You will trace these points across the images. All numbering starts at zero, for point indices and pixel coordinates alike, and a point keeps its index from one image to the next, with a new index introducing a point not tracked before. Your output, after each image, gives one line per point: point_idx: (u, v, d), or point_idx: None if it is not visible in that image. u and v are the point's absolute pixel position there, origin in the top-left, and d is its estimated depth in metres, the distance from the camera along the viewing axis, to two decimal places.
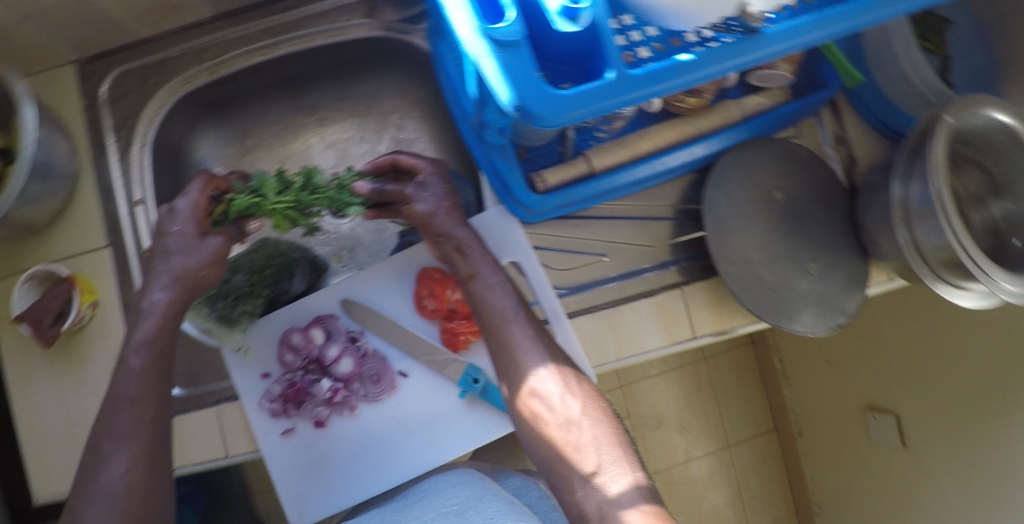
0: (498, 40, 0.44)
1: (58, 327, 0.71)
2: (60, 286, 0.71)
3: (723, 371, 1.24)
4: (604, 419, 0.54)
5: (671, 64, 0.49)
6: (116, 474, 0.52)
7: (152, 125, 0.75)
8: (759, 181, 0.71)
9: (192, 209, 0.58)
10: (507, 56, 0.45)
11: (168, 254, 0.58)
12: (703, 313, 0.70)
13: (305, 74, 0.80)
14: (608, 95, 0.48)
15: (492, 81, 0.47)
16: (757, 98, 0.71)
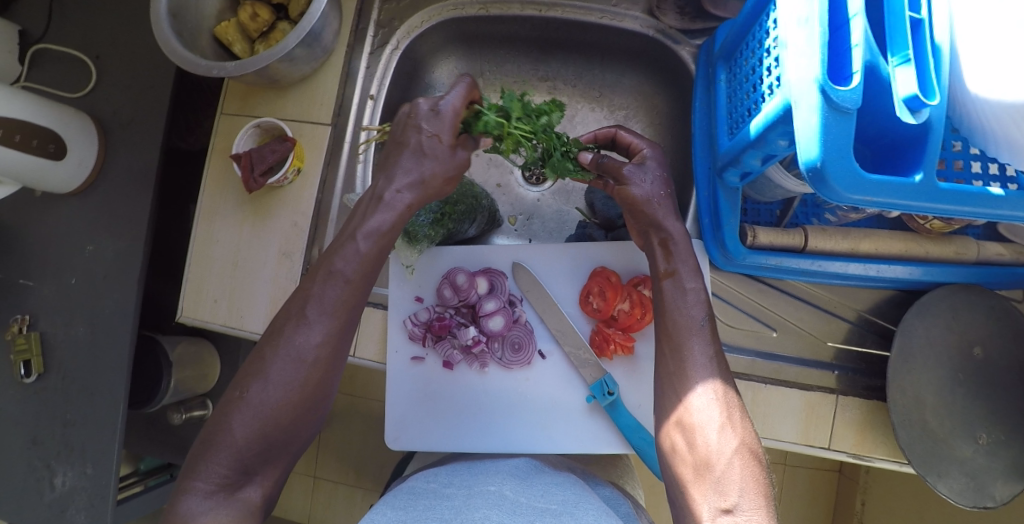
0: (833, 102, 0.46)
1: (263, 180, 0.76)
2: (283, 145, 0.76)
3: (796, 484, 1.19)
4: (754, 463, 0.52)
5: (979, 192, 0.48)
6: (310, 344, 0.56)
7: (410, 35, 0.81)
8: (963, 329, 0.67)
9: (447, 114, 0.58)
10: (833, 119, 0.47)
11: (416, 152, 0.59)
12: (847, 430, 0.68)
13: (560, 39, 0.81)
14: (903, 194, 0.48)
15: (802, 133, 0.48)
16: (1000, 247, 0.67)
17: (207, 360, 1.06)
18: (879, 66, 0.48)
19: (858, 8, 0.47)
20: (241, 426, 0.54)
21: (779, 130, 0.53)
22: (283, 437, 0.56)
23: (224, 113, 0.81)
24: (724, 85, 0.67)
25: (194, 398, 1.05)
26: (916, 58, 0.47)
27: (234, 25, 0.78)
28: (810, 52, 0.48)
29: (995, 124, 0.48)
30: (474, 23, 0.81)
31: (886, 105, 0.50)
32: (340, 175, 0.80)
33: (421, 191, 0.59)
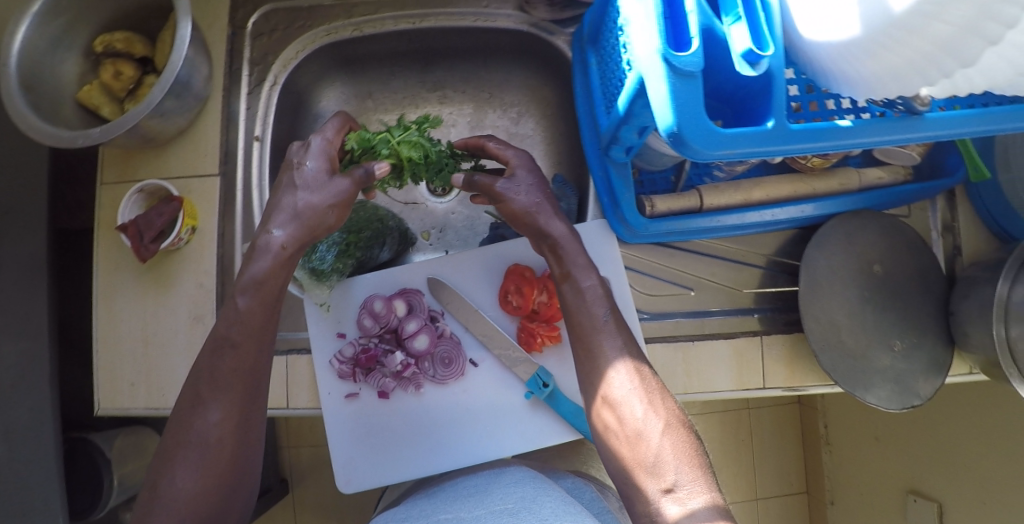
0: (677, 68, 0.46)
1: (157, 246, 0.73)
2: (169, 206, 0.73)
3: (764, 424, 1.24)
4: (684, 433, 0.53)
5: (832, 126, 0.50)
6: (209, 423, 0.54)
7: (287, 68, 0.79)
8: (861, 251, 0.71)
9: (324, 144, 0.59)
10: (680, 84, 0.46)
11: (295, 189, 0.57)
12: (777, 366, 0.71)
13: (437, 48, 0.82)
14: (763, 142, 0.49)
15: (656, 103, 0.48)
16: (877, 171, 0.71)
17: (151, 446, 1.02)
18: (715, 27, 0.50)
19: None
20: (167, 513, 0.51)
21: (642, 102, 0.54)
22: (214, 511, 0.53)
23: (103, 183, 0.78)
24: (595, 67, 0.69)
25: (145, 487, 1.01)
26: (747, 14, 0.49)
27: (97, 89, 0.75)
28: (648, 23, 0.48)
29: (835, 61, 0.50)
30: (349, 45, 0.81)
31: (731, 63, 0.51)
32: (240, 224, 0.77)
33: (298, 231, 0.57)
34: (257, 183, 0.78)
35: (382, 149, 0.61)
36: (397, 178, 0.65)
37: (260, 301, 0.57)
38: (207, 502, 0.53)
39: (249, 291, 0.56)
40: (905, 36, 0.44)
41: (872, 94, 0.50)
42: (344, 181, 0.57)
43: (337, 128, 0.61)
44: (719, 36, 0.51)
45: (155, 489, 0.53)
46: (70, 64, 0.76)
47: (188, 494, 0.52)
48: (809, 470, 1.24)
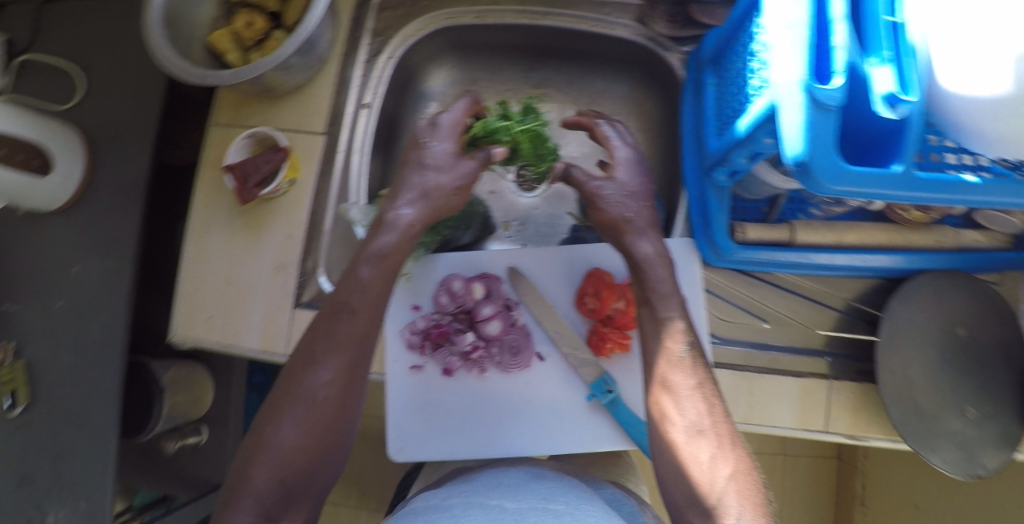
0: (818, 100, 0.48)
1: (257, 192, 0.76)
2: (275, 157, 0.76)
3: (796, 471, 1.21)
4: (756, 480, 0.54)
5: (958, 181, 0.50)
6: (319, 383, 0.54)
7: (404, 44, 0.81)
8: (948, 312, 0.70)
9: (451, 126, 0.60)
10: (817, 116, 0.49)
11: (424, 170, 0.59)
12: (842, 413, 0.70)
13: (549, 47, 0.83)
14: (887, 185, 0.50)
15: (788, 131, 0.50)
16: (975, 234, 0.70)
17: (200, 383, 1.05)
18: (858, 66, 0.51)
19: (841, 13, 0.49)
20: (268, 465, 0.53)
21: (765, 128, 0.55)
22: (309, 472, 0.55)
23: (216, 124, 0.81)
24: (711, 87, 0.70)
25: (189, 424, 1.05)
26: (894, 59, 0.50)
27: (228, 34, 0.77)
28: (795, 54, 0.50)
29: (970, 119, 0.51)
30: (467, 31, 0.82)
31: (862, 106, 0.52)
32: (336, 182, 0.80)
33: (423, 212, 0.58)
34: (357, 148, 0.81)
35: (505, 137, 0.64)
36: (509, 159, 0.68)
37: (381, 275, 0.57)
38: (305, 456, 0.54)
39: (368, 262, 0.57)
40: None
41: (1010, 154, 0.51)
42: (471, 166, 0.59)
43: (462, 114, 0.60)
44: (859, 77, 0.52)
45: (263, 436, 0.54)
46: (206, 9, 0.79)
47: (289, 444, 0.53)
48: None
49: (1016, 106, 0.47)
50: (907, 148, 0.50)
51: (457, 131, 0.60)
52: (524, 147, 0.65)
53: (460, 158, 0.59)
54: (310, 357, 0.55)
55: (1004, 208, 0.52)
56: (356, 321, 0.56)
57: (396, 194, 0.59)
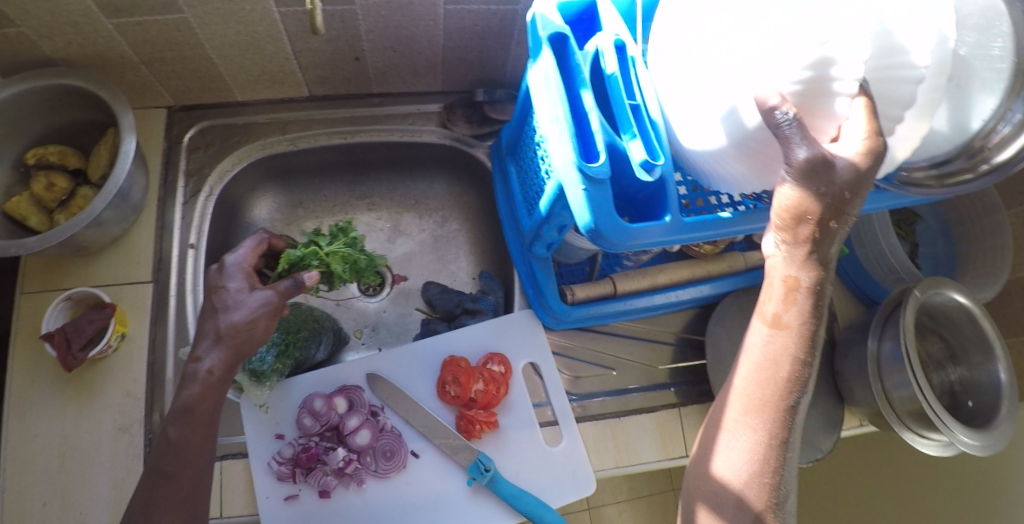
0: (590, 177, 0.54)
1: (84, 355, 0.71)
2: (103, 313, 0.73)
3: None
4: (788, 383, 0.52)
5: (716, 218, 0.59)
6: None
7: (222, 180, 0.84)
8: (752, 324, 0.81)
9: (242, 263, 0.62)
10: (593, 188, 0.55)
11: (217, 314, 0.59)
12: (697, 435, 0.77)
13: (366, 161, 0.90)
14: (663, 234, 0.58)
15: (575, 205, 0.56)
16: (759, 252, 0.83)
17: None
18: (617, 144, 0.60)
19: (591, 105, 0.58)
20: None
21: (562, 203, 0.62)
22: None
23: (24, 291, 0.76)
24: (515, 174, 0.78)
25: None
26: (640, 133, 0.59)
27: (27, 199, 0.75)
28: (563, 142, 0.57)
29: (710, 168, 0.58)
30: (284, 158, 0.87)
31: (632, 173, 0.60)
32: (171, 326, 0.78)
33: (227, 355, 0.58)
34: (190, 289, 0.80)
35: (312, 261, 0.66)
36: (327, 283, 0.71)
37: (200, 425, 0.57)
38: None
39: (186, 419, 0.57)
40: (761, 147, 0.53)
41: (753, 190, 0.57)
42: (267, 293, 0.59)
43: (252, 253, 0.64)
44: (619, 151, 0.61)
45: None
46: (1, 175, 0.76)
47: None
48: None
49: (740, 151, 0.54)
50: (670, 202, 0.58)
51: (248, 266, 0.62)
52: (336, 266, 0.67)
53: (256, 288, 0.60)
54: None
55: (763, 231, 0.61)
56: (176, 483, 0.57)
57: (195, 346, 0.58)
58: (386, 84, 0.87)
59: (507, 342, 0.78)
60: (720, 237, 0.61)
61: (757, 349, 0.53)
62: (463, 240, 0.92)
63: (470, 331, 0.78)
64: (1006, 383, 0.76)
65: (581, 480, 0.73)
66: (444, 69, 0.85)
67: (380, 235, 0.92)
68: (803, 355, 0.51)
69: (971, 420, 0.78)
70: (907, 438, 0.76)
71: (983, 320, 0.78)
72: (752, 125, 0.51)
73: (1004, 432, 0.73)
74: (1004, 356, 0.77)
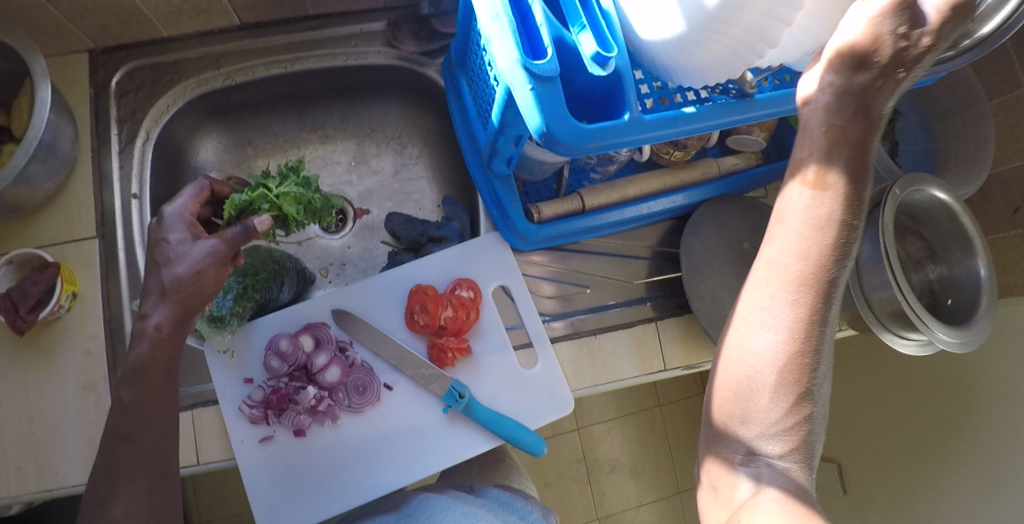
0: (536, 73, 0.49)
1: (34, 317, 0.68)
2: (48, 272, 0.69)
3: (674, 417, 1.35)
4: (828, 251, 0.44)
5: (679, 114, 0.55)
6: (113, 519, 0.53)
7: (159, 123, 0.78)
8: (725, 234, 0.79)
9: (182, 213, 0.58)
10: (542, 87, 0.50)
11: (160, 268, 0.56)
12: (674, 347, 0.77)
13: (311, 90, 0.84)
14: (623, 134, 0.54)
15: (525, 108, 0.51)
16: (732, 158, 0.80)
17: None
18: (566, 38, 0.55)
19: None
20: None
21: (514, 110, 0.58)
22: None
23: None
24: (467, 89, 0.73)
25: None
26: (591, 23, 0.54)
27: None
28: (504, 40, 0.52)
29: (673, 58, 0.53)
30: (222, 94, 0.81)
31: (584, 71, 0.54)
32: (125, 279, 0.74)
33: (177, 310, 0.56)
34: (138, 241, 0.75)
35: (261, 205, 0.62)
36: (283, 227, 0.67)
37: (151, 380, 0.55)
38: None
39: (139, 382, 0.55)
40: (722, 27, 0.48)
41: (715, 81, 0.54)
42: (213, 243, 0.56)
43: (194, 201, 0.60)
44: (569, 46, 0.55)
45: None
46: None
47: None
48: None
49: (701, 34, 0.49)
50: (628, 97, 0.54)
51: (191, 217, 0.58)
52: (288, 207, 0.63)
53: (202, 239, 0.56)
54: (98, 500, 0.54)
55: (729, 126, 0.57)
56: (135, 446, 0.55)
57: (144, 302, 0.56)
58: (322, 4, 0.79)
59: (476, 267, 0.75)
60: (686, 135, 0.57)
61: (793, 220, 0.46)
62: (425, 167, 0.88)
63: (436, 258, 0.75)
64: (986, 278, 0.71)
65: (558, 401, 0.72)
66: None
67: (338, 168, 0.87)
68: (847, 219, 0.44)
69: (951, 319, 0.74)
70: (885, 340, 0.73)
71: (964, 216, 0.72)
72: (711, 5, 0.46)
73: (982, 329, 0.69)
74: (984, 250, 0.72)
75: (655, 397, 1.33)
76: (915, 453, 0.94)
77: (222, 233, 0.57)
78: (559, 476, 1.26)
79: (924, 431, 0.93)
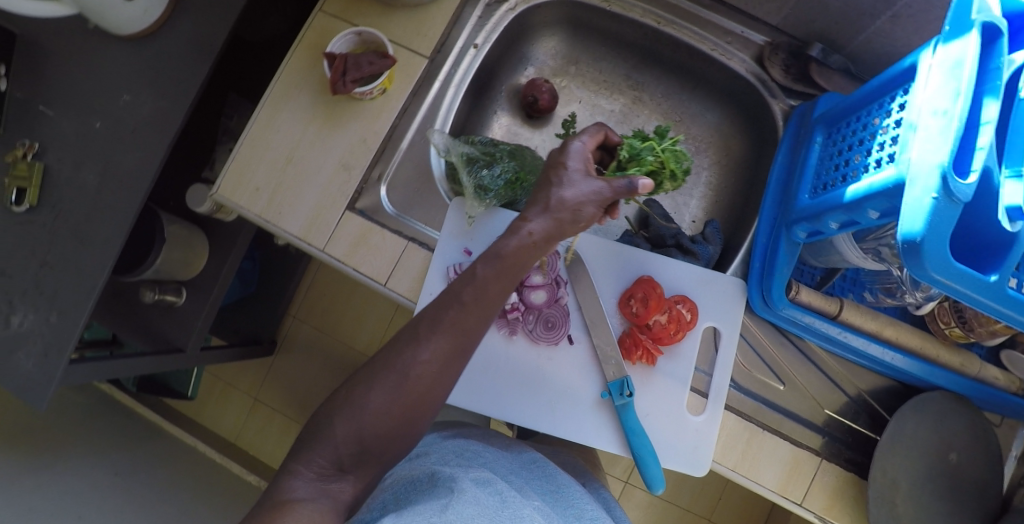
0: (956, 192, 0.44)
1: (350, 87, 0.73)
2: (381, 63, 0.73)
3: None
4: None
5: None
6: (418, 359, 0.51)
7: (529, 1, 0.80)
8: (941, 436, 0.72)
9: (583, 150, 0.59)
10: (947, 205, 0.45)
11: (556, 188, 0.56)
12: (820, 493, 0.72)
13: (659, 54, 0.83)
14: (975, 291, 0.48)
15: (909, 211, 0.47)
16: (996, 371, 0.73)
17: (195, 243, 1.09)
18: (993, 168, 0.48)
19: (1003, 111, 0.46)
20: (348, 423, 0.51)
21: (876, 201, 0.54)
22: (384, 441, 0.52)
23: (323, 11, 0.79)
24: (818, 147, 0.68)
25: (171, 282, 1.09)
26: None
27: None
28: (943, 135, 0.46)
29: None
30: (589, 12, 0.80)
31: (988, 211, 0.48)
32: (423, 106, 0.78)
33: (550, 225, 0.54)
34: (455, 84, 0.78)
35: (647, 157, 0.66)
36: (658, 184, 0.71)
37: None
38: (388, 423, 0.51)
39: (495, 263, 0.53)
40: None
41: None
42: (600, 185, 0.55)
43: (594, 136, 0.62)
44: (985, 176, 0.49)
45: (352, 392, 0.52)
46: None
47: (376, 412, 0.51)
48: None
49: None
50: (1010, 262, 0.47)
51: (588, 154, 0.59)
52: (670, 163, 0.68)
53: (592, 177, 0.56)
54: (415, 332, 0.53)
55: None
56: (466, 313, 0.52)
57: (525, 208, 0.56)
58: None
59: (703, 298, 0.74)
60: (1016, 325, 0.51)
61: None
62: (705, 182, 0.85)
63: (677, 265, 0.75)
64: None
65: (694, 459, 0.71)
66: (795, 6, 0.72)
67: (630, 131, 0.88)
68: None
69: None
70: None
71: None
72: None
73: None
74: None
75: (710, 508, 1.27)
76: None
77: (611, 179, 0.55)
78: None
79: None
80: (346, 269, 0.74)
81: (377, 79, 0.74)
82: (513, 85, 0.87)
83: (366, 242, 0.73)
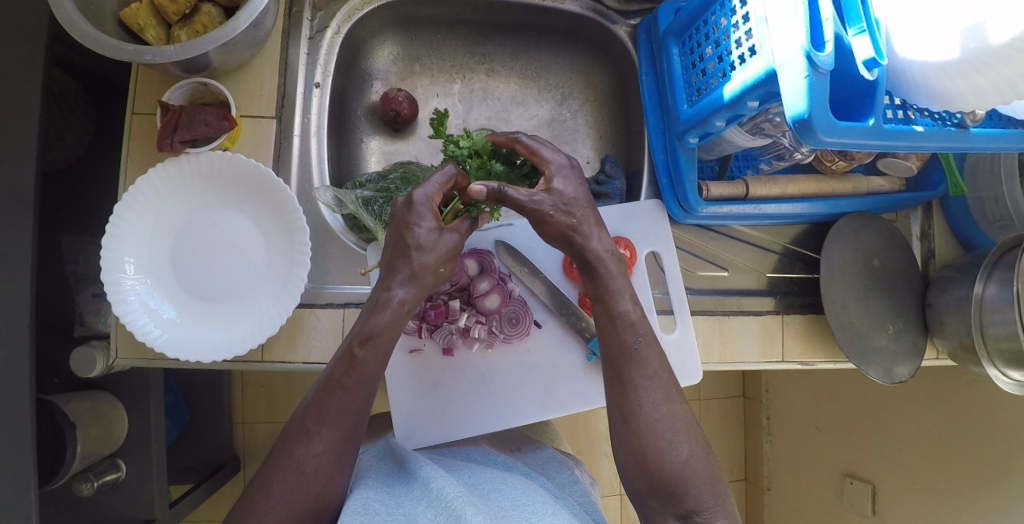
0: (817, 65, 0.47)
1: (180, 148, 0.64)
2: (222, 126, 0.65)
3: (711, 414, 1.41)
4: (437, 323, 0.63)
5: (911, 130, 0.52)
6: (311, 453, 0.56)
7: (351, 19, 0.76)
8: (861, 250, 0.81)
9: (430, 202, 0.61)
10: (818, 79, 0.48)
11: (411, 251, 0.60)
12: (795, 342, 0.81)
13: (496, 22, 0.83)
14: (862, 139, 0.51)
15: (789, 94, 0.49)
16: (880, 179, 0.79)
17: (111, 413, 0.85)
18: (840, 38, 0.50)
19: None
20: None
21: (755, 93, 0.56)
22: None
23: (134, 111, 0.68)
24: (677, 60, 0.74)
25: (101, 459, 0.84)
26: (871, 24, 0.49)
27: (146, 6, 0.64)
28: (794, 20, 0.48)
29: (919, 81, 0.52)
30: (414, 6, 0.80)
31: (849, 68, 0.52)
32: (294, 169, 0.72)
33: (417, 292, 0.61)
34: (315, 129, 0.73)
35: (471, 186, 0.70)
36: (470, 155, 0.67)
37: (375, 353, 0.59)
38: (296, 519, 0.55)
39: (372, 345, 0.59)
40: (997, 64, 0.48)
41: (967, 109, 0.51)
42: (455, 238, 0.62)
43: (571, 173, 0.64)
44: (840, 47, 0.51)
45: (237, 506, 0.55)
46: None
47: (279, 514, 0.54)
48: (750, 462, 1.43)
49: (964, 67, 0.49)
50: (878, 102, 0.51)
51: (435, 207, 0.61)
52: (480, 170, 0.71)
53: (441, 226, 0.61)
54: (301, 428, 0.57)
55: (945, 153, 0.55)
56: (350, 398, 0.58)
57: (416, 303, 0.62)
58: None
59: (634, 230, 0.79)
60: (904, 153, 0.54)
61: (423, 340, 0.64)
62: (583, 123, 0.89)
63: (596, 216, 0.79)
64: None
65: (689, 370, 0.78)
66: None
67: (497, 103, 0.88)
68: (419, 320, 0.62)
69: None
70: (987, 374, 0.74)
71: None
72: (996, 43, 0.47)
73: None
74: None
75: (697, 393, 1.39)
76: (959, 498, 0.95)
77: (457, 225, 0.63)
78: (590, 446, 1.29)
79: (970, 479, 0.94)
80: (293, 365, 0.68)
81: (216, 142, 0.66)
82: (368, 106, 0.84)
83: (302, 331, 0.69)
